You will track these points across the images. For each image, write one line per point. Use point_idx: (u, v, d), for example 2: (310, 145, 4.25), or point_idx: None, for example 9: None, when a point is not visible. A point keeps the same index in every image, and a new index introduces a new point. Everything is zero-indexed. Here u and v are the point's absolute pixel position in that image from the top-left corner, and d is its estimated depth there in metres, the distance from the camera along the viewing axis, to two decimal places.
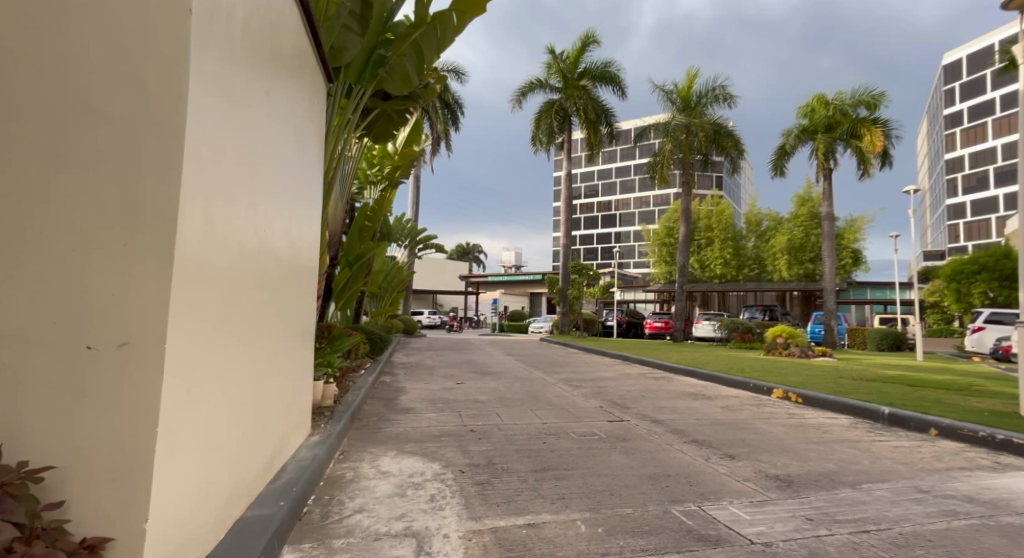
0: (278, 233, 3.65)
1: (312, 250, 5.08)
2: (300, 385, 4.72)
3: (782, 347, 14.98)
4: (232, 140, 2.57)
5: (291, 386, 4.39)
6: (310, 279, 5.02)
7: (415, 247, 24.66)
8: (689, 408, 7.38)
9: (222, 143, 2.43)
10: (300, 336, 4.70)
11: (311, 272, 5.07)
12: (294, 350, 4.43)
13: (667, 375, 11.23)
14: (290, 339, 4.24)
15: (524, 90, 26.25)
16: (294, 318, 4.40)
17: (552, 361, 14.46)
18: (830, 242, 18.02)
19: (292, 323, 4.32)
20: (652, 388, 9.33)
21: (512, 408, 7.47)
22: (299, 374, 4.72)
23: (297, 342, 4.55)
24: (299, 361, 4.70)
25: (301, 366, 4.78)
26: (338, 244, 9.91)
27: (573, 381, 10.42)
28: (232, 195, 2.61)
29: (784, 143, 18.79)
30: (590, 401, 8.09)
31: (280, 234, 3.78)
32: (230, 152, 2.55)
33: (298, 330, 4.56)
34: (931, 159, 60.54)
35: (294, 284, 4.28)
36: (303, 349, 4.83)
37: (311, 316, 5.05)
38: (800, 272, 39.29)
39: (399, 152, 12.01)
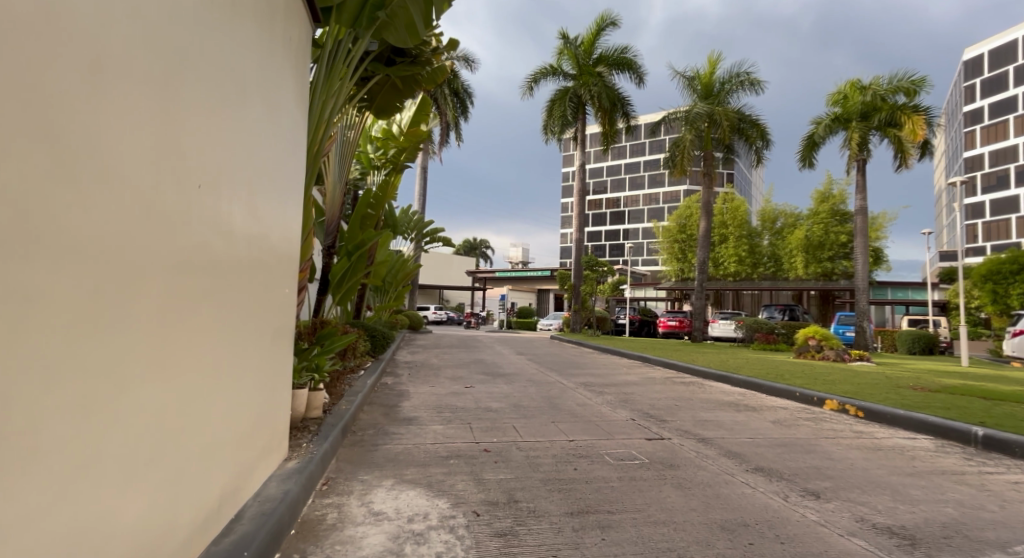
0: (230, 204, 2.68)
1: (295, 237, 4.17)
2: (278, 397, 3.85)
3: (815, 351, 13.88)
4: (117, 55, 1.65)
5: (265, 401, 3.51)
6: (292, 272, 4.11)
7: (421, 240, 23.76)
8: (735, 423, 6.38)
9: (90, 54, 1.52)
10: (278, 338, 3.81)
11: (294, 264, 4.17)
12: (264, 356, 3.47)
13: (696, 380, 10.20)
14: (260, 345, 3.35)
15: (536, 77, 25.21)
16: (269, 318, 3.51)
17: (566, 362, 13.46)
18: (864, 239, 16.84)
19: (264, 324, 3.42)
20: (686, 397, 8.30)
21: (531, 419, 6.51)
22: (276, 384, 3.83)
23: (272, 346, 3.66)
24: (277, 370, 3.81)
25: (279, 376, 3.89)
26: (335, 231, 9.35)
27: (595, 386, 9.45)
28: (121, 140, 1.70)
29: (814, 133, 17.59)
30: (618, 412, 7.08)
31: (237, 207, 2.81)
32: (113, 69, 1.63)
33: (273, 332, 3.67)
34: (950, 156, 58.74)
35: (266, 276, 3.37)
36: (282, 354, 3.95)
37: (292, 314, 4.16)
38: (817, 271, 38.02)
39: (406, 133, 11.03)
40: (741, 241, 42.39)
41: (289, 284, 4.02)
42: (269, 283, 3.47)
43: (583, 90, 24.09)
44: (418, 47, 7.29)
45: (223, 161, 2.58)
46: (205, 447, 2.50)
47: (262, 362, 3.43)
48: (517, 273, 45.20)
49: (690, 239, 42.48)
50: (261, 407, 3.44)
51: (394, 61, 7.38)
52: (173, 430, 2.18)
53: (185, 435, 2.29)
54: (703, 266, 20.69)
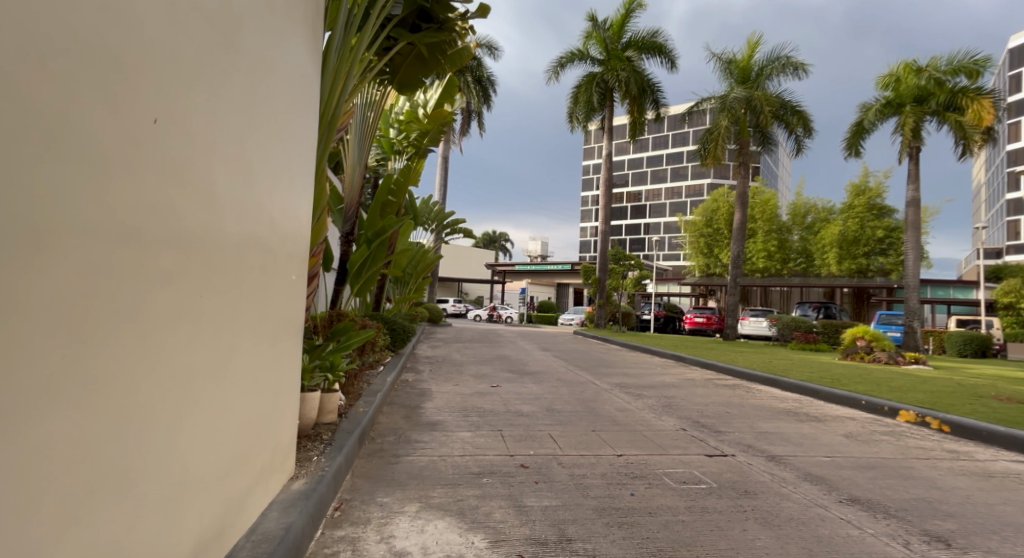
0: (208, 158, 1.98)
1: (305, 212, 3.50)
2: (282, 399, 3.20)
3: (864, 352, 12.90)
4: None
5: (264, 405, 2.87)
6: (302, 252, 3.47)
7: (442, 232, 23.23)
8: (802, 436, 5.60)
9: None
10: (283, 331, 3.15)
11: (304, 242, 3.51)
12: (262, 356, 2.80)
13: (741, 383, 9.41)
14: (257, 342, 2.69)
15: (562, 62, 24.38)
16: (268, 308, 2.84)
17: (595, 360, 12.74)
18: (915, 232, 15.76)
19: (263, 314, 2.76)
20: (735, 403, 7.53)
21: (568, 427, 5.83)
22: (281, 383, 3.19)
23: (274, 341, 3.00)
24: (282, 367, 3.17)
25: (285, 375, 3.25)
26: (354, 216, 8.72)
27: (631, 388, 8.71)
28: None
29: (863, 119, 16.46)
30: (665, 420, 6.34)
31: (221, 168, 2.11)
32: None
33: (277, 325, 3.01)
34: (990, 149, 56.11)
35: (264, 253, 2.70)
36: (288, 351, 3.29)
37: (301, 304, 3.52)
38: (851, 267, 36.48)
39: (430, 114, 10.39)
40: (770, 236, 41.00)
41: (296, 267, 3.34)
42: (269, 263, 2.81)
43: (611, 75, 23.16)
44: (445, 12, 6.62)
45: (200, 96, 1.90)
46: (169, 482, 1.84)
47: (262, 361, 2.79)
48: (537, 266, 44.44)
49: (717, 233, 41.21)
50: (260, 411, 2.80)
51: (420, 28, 6.73)
52: (114, 466, 1.53)
53: (133, 476, 1.62)
54: (737, 261, 19.68)
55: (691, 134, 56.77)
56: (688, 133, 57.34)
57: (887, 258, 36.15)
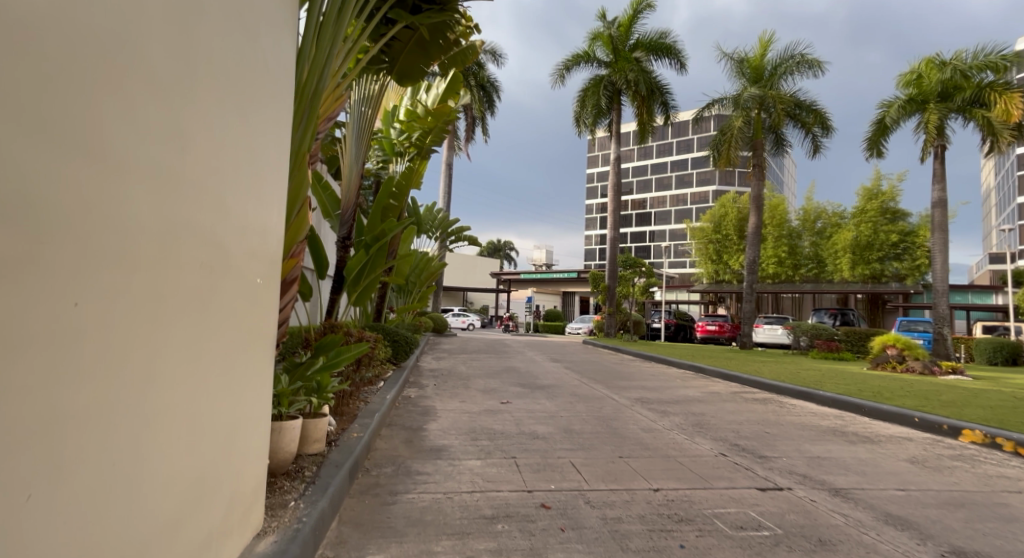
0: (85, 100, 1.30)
1: (277, 196, 2.81)
2: (247, 432, 2.51)
3: (896, 362, 12.13)
4: None
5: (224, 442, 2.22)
6: (275, 246, 2.80)
7: (446, 239, 22.64)
8: (860, 462, 4.88)
9: None
10: (249, 345, 2.47)
11: (277, 234, 2.83)
12: (215, 383, 2.12)
13: (770, 397, 8.69)
14: (206, 362, 2.00)
15: (568, 65, 23.91)
16: (225, 313, 2.17)
17: (609, 372, 12.01)
18: (942, 234, 15.01)
19: (217, 322, 2.09)
20: (771, 420, 6.81)
21: (591, 452, 5.13)
22: (247, 410, 2.51)
23: (236, 358, 2.32)
24: (247, 390, 2.48)
25: (252, 400, 2.56)
26: (351, 219, 8.08)
27: (654, 404, 8.01)
28: None
29: (885, 116, 15.80)
30: (699, 441, 5.64)
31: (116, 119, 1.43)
32: None
33: (239, 337, 2.33)
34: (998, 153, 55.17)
35: (213, 238, 2.03)
36: (257, 369, 2.61)
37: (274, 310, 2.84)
38: (864, 272, 35.52)
39: (432, 110, 9.86)
40: (779, 242, 40.19)
41: (266, 264, 2.66)
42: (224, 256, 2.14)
43: (619, 77, 22.66)
44: None
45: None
46: None
47: (216, 389, 2.11)
48: (542, 274, 43.70)
49: (726, 239, 40.43)
50: (212, 454, 2.10)
51: (420, 9, 6.13)
52: None
53: None
54: (753, 266, 18.93)
55: (695, 140, 56.29)
56: (692, 140, 56.86)
57: (901, 263, 35.23)
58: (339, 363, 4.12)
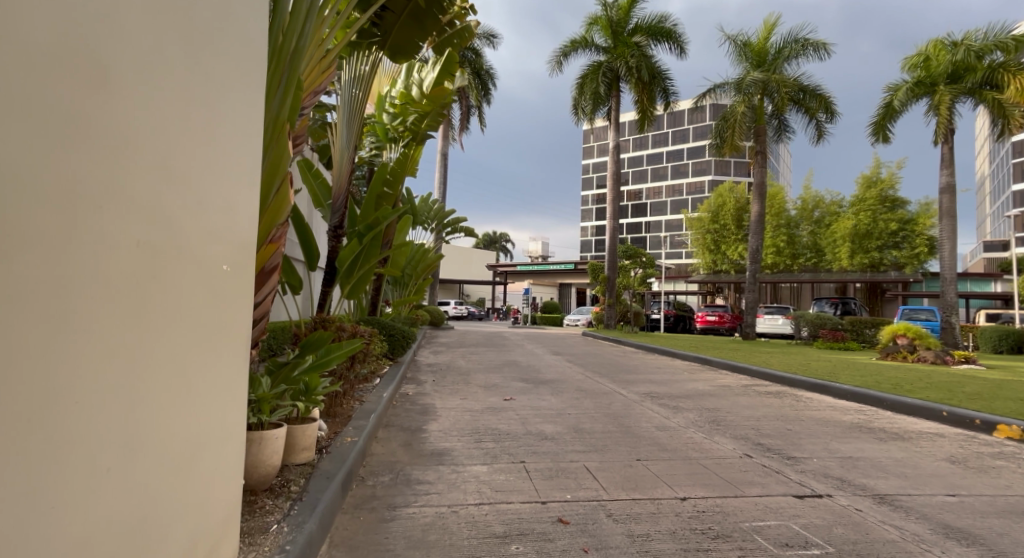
0: None
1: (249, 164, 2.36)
2: (219, 445, 2.10)
3: (907, 352, 11.79)
4: None
5: (186, 462, 1.81)
6: (248, 222, 2.36)
7: (443, 231, 22.23)
8: (895, 461, 4.52)
9: None
10: (216, 342, 2.05)
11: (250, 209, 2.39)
12: (172, 391, 1.70)
13: (784, 390, 8.35)
14: (151, 366, 1.58)
15: (566, 51, 23.42)
16: (179, 304, 1.74)
17: (613, 365, 11.67)
18: (950, 221, 14.65)
19: (166, 315, 1.67)
20: (790, 416, 6.46)
21: (606, 454, 4.76)
22: (218, 419, 2.10)
23: (199, 359, 1.90)
24: (216, 396, 2.06)
25: (224, 407, 2.15)
26: (343, 207, 7.63)
27: (664, 399, 7.66)
28: None
29: (892, 99, 15.54)
30: (719, 440, 5.27)
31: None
32: None
33: (201, 332, 1.90)
34: (993, 141, 54.95)
35: (156, 208, 1.60)
36: (229, 370, 2.19)
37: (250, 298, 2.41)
38: (863, 261, 35.24)
39: (428, 93, 9.46)
40: (777, 232, 39.87)
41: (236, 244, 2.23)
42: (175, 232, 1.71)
43: (619, 63, 22.21)
44: None
45: None
46: None
47: (172, 399, 1.70)
48: (538, 265, 43.26)
49: (724, 229, 40.09)
50: (170, 478, 1.70)
51: None
52: None
53: None
54: (756, 255, 18.55)
55: (691, 130, 55.85)
56: (688, 129, 56.40)
57: (900, 252, 34.93)
58: (330, 362, 3.69)
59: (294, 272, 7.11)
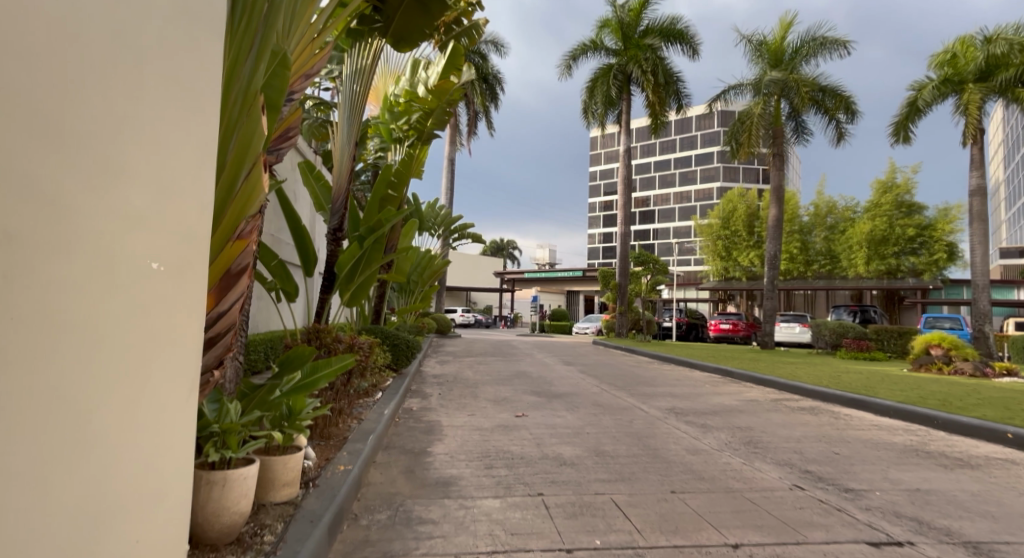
0: None
1: (195, 132, 1.91)
2: (140, 489, 1.64)
3: (942, 363, 11.11)
4: None
5: (77, 515, 1.38)
6: (191, 205, 1.90)
7: (449, 237, 21.80)
8: (971, 495, 3.90)
9: None
10: (134, 357, 1.60)
11: (197, 191, 1.94)
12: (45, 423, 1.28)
13: (818, 405, 7.72)
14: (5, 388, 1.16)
15: (575, 54, 23.04)
16: (60, 308, 1.31)
17: (628, 376, 11.09)
18: (982, 224, 13.95)
19: (32, 322, 1.24)
20: (833, 436, 5.84)
21: (634, 484, 4.18)
22: (141, 452, 1.65)
23: (104, 378, 1.47)
24: (137, 426, 1.61)
25: (154, 438, 1.70)
26: (342, 208, 7.13)
27: (688, 415, 7.07)
28: None
29: (916, 99, 15.17)
30: (760, 466, 4.68)
31: None
32: None
33: (102, 343, 1.46)
34: (1008, 147, 54.00)
35: (32, 183, 1.23)
36: (159, 393, 1.74)
37: (197, 302, 1.97)
38: (880, 268, 34.33)
39: (433, 88, 9.10)
40: (790, 238, 39.12)
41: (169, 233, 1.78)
42: (51, 205, 1.29)
43: (631, 66, 21.79)
44: None
45: None
46: None
47: (43, 435, 1.27)
48: (546, 272, 42.75)
49: (735, 235, 39.34)
50: (44, 542, 1.27)
51: None
52: None
53: None
54: (774, 261, 17.93)
55: (699, 136, 55.34)
56: (695, 136, 55.90)
57: (918, 258, 33.97)
58: (316, 385, 3.14)
59: (289, 278, 6.60)
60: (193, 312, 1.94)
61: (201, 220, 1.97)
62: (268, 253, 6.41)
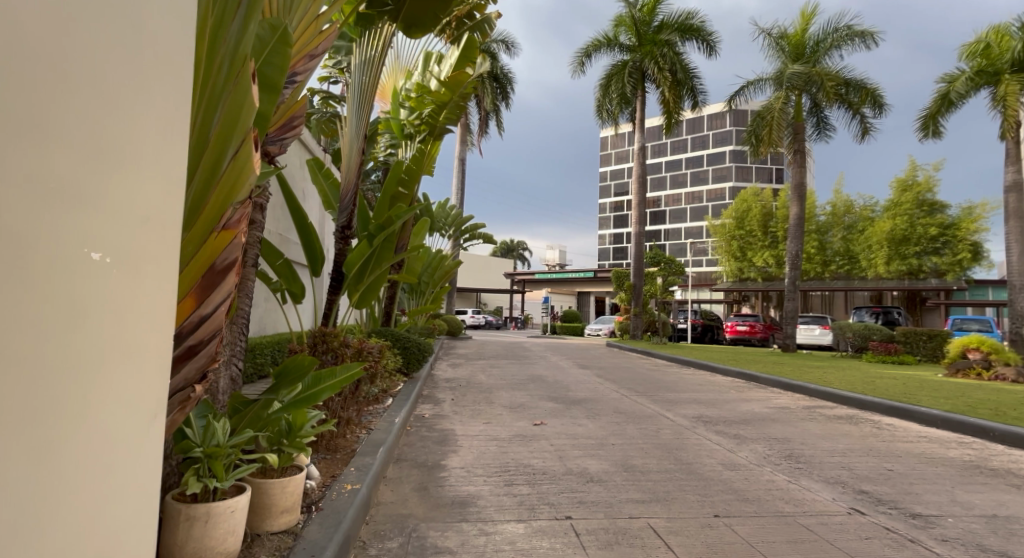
0: None
1: (156, 95, 1.55)
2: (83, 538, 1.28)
3: (981, 368, 10.56)
4: None
5: None
6: (149, 183, 1.52)
7: (461, 237, 21.46)
8: None
9: None
10: (74, 371, 1.25)
11: (160, 166, 1.56)
12: None
13: (856, 414, 7.24)
14: None
15: (589, 51, 22.63)
16: None
17: (647, 381, 10.65)
18: (1018, 222, 13.33)
19: None
20: (880, 450, 5.38)
21: (670, 505, 3.77)
22: (86, 491, 1.30)
23: (26, 400, 1.12)
24: (77, 462, 1.25)
25: (105, 471, 1.35)
26: (351, 204, 6.80)
27: (718, 424, 6.63)
28: None
29: (949, 91, 14.74)
30: (809, 485, 4.24)
31: None
32: None
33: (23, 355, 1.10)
34: None
35: None
36: (108, 419, 1.36)
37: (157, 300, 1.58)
38: (901, 268, 33.46)
39: (446, 81, 8.68)
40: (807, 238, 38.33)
41: (119, 218, 1.40)
42: None
43: (647, 62, 21.31)
44: None
45: None
46: None
47: None
48: (557, 273, 42.27)
49: (750, 235, 38.57)
50: None
51: None
52: None
53: None
54: (796, 260, 17.38)
55: (711, 136, 54.59)
56: (707, 135, 55.16)
57: (940, 258, 32.97)
58: (316, 399, 2.81)
59: (296, 278, 6.25)
60: (157, 316, 1.56)
61: (165, 202, 1.59)
62: (272, 251, 6.07)
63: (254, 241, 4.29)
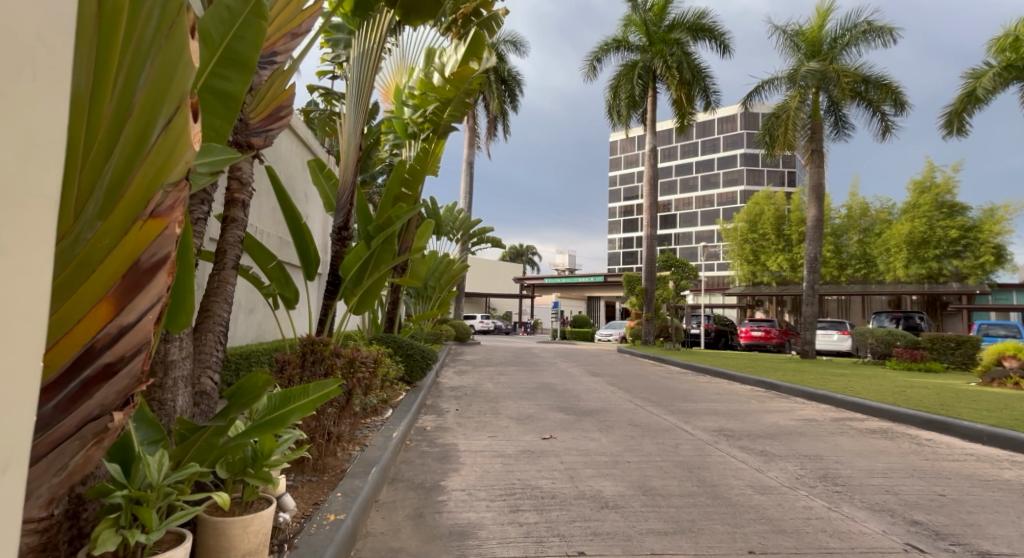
0: None
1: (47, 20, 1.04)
2: None
3: (1019, 377, 9.97)
4: None
5: None
6: (12, 143, 0.98)
7: (468, 241, 21.10)
8: None
9: None
10: None
11: (46, 124, 1.05)
12: None
13: (890, 428, 6.70)
14: None
15: (598, 54, 22.25)
16: None
17: (661, 389, 10.18)
18: None
19: None
20: (925, 470, 4.88)
21: (697, 539, 3.31)
22: None
23: None
24: None
25: None
26: (348, 204, 6.43)
27: (742, 439, 6.14)
28: None
29: (975, 88, 14.13)
30: (852, 514, 3.76)
31: None
32: None
33: None
34: None
35: None
36: None
37: (32, 319, 1.03)
38: (920, 272, 32.56)
39: (451, 76, 8.29)
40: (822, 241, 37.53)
41: None
42: None
43: (656, 60, 20.82)
44: None
45: None
46: None
47: None
48: (567, 278, 41.72)
49: (763, 239, 37.80)
50: None
51: None
52: None
53: None
54: (815, 264, 16.82)
55: (721, 139, 53.88)
56: (718, 139, 54.46)
57: (961, 261, 32.05)
58: (283, 423, 2.34)
59: (288, 283, 5.89)
60: (34, 345, 1.04)
61: (51, 176, 1.08)
62: (263, 253, 5.69)
63: (235, 242, 3.90)
